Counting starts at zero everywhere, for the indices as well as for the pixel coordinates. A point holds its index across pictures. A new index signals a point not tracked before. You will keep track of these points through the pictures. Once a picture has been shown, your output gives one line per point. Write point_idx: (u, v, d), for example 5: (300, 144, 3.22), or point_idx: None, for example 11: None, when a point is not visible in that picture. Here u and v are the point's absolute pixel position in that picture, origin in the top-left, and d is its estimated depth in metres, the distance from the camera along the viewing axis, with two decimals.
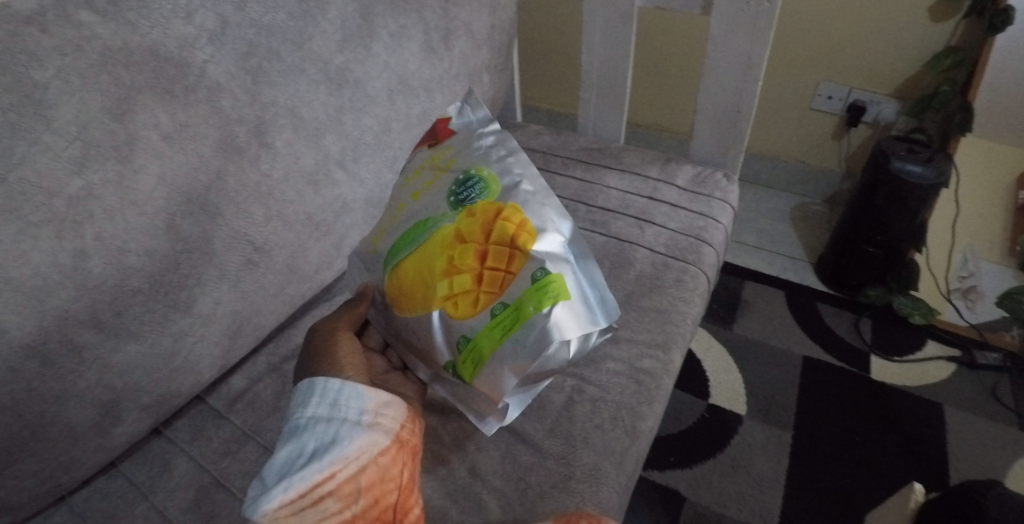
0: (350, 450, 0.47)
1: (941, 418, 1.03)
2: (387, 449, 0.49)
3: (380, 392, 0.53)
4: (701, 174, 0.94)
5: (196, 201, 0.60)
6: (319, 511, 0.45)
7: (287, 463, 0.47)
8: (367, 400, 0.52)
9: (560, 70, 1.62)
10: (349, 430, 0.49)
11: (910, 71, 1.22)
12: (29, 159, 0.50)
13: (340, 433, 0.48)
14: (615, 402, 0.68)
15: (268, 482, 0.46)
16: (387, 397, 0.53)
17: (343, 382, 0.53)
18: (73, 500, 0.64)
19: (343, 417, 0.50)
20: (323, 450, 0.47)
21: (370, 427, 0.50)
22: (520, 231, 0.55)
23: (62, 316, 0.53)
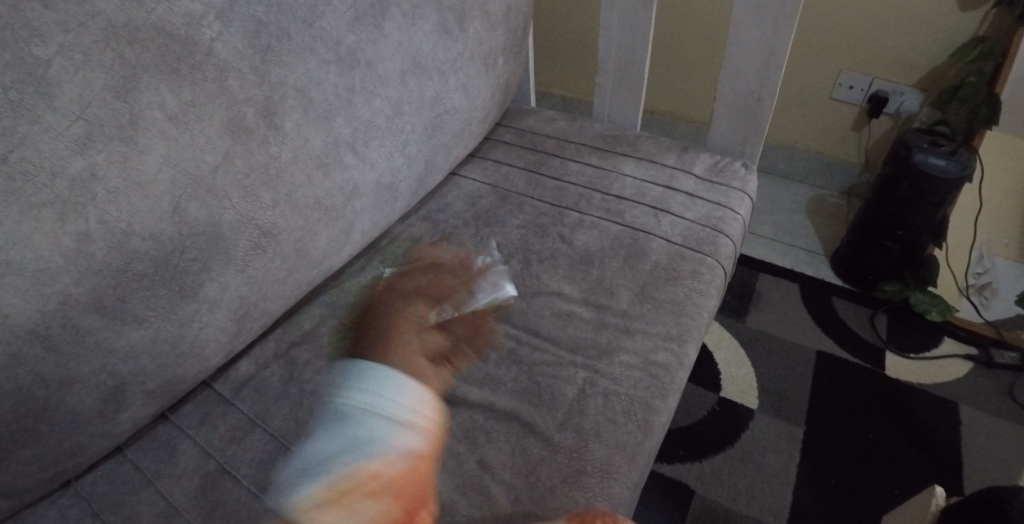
0: (382, 448, 0.61)
1: (956, 417, 1.01)
2: (414, 452, 0.62)
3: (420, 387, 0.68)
4: (719, 163, 0.92)
5: (203, 184, 0.59)
6: (348, 499, 0.58)
7: (317, 459, 0.62)
8: (407, 398, 0.66)
9: (575, 53, 1.58)
10: (385, 429, 0.63)
11: (937, 61, 1.18)
12: (31, 138, 0.49)
13: (375, 433, 0.62)
14: (628, 395, 0.66)
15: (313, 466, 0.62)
16: (421, 391, 0.67)
17: (385, 377, 0.67)
18: (79, 484, 0.63)
19: (382, 413, 0.64)
20: (356, 445, 0.61)
21: (406, 426, 0.64)
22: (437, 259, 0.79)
23: (65, 300, 0.52)
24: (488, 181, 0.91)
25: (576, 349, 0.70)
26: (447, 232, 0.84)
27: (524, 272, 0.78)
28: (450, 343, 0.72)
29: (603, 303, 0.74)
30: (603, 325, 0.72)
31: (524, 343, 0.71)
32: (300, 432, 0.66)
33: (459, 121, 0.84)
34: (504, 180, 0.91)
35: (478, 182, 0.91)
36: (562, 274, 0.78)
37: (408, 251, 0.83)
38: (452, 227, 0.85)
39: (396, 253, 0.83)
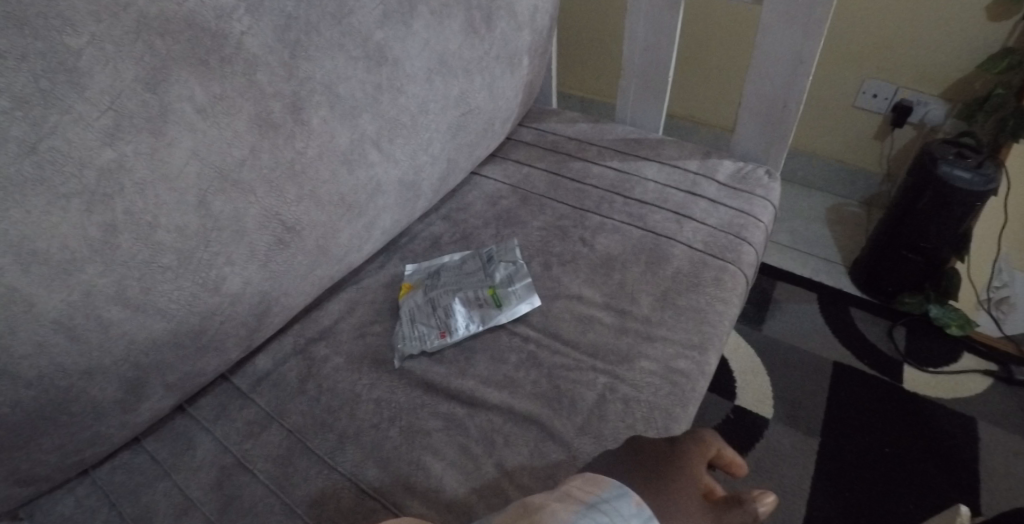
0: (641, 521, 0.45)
1: (974, 434, 1.00)
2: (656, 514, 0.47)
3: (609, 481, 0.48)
4: (743, 170, 0.91)
5: (229, 177, 0.59)
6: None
7: None
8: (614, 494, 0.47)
9: (599, 55, 1.57)
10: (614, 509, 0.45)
11: (964, 71, 1.16)
12: (62, 128, 0.50)
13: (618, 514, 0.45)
14: (648, 402, 0.66)
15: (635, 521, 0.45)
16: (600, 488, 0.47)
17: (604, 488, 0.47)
18: (97, 473, 0.63)
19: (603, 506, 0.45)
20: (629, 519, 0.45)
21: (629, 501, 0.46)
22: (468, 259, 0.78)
23: (90, 290, 0.52)
24: (509, 181, 0.90)
25: (596, 353, 0.70)
26: (467, 232, 0.84)
27: (545, 274, 0.78)
28: (470, 344, 0.72)
29: (624, 308, 0.74)
30: (624, 331, 0.72)
31: (544, 346, 0.71)
32: (318, 429, 0.65)
33: (484, 120, 0.83)
34: (526, 181, 0.90)
35: (499, 182, 0.90)
36: (583, 277, 0.77)
37: (428, 250, 0.83)
38: (473, 227, 0.84)
39: (416, 252, 0.83)
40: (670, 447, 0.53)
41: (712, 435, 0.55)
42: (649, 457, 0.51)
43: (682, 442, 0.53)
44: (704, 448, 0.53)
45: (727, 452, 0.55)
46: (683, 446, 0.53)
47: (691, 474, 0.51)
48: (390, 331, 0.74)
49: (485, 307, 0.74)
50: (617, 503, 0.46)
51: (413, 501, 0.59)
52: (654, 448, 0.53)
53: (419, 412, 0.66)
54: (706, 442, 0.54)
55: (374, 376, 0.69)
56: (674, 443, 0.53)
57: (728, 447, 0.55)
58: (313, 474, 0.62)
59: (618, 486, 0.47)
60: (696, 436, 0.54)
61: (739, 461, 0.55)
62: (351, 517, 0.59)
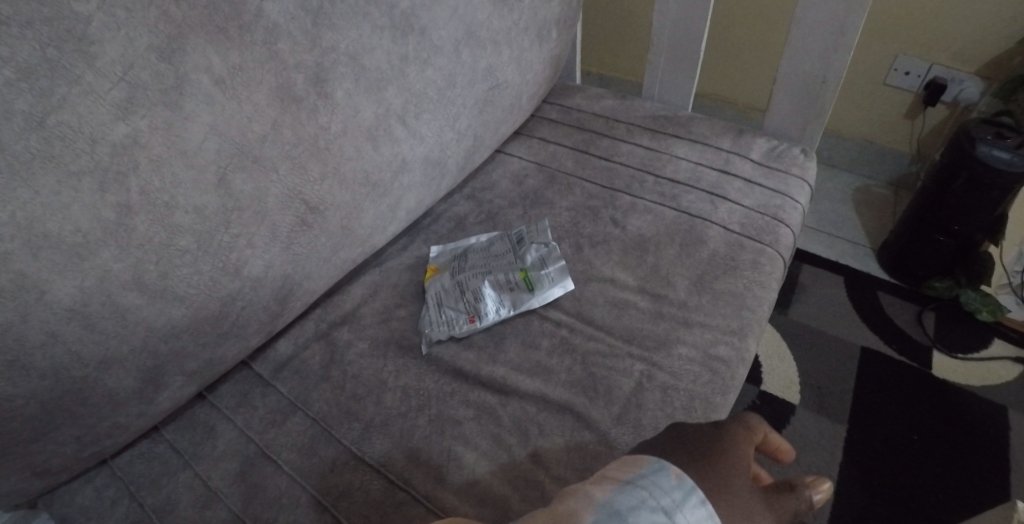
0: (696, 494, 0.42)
1: (1005, 422, 0.98)
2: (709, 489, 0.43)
3: (650, 460, 0.44)
4: (778, 148, 0.87)
5: (249, 154, 0.55)
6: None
7: None
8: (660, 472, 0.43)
9: (622, 37, 1.53)
10: (664, 487, 0.42)
11: (1004, 48, 1.11)
12: (70, 100, 0.46)
13: (668, 495, 0.41)
14: (687, 390, 0.63)
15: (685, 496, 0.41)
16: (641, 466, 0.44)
17: (646, 468, 0.43)
18: (115, 463, 0.61)
19: (650, 487, 0.41)
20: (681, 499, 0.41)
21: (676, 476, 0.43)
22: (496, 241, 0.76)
23: (105, 276, 0.49)
24: (535, 159, 0.87)
25: (632, 339, 0.67)
26: (493, 212, 0.81)
27: (575, 257, 0.75)
28: (500, 330, 0.69)
29: (659, 292, 0.71)
30: (660, 316, 0.69)
31: (578, 332, 0.68)
32: (344, 418, 0.63)
33: (511, 95, 0.79)
34: (552, 159, 0.86)
35: (524, 160, 0.87)
36: (615, 260, 0.74)
37: (453, 231, 0.80)
38: (499, 207, 0.81)
39: (441, 233, 0.80)
40: (716, 427, 0.49)
41: (759, 420, 0.50)
42: (692, 436, 0.48)
43: (729, 426, 0.49)
44: (752, 430, 0.49)
45: (776, 438, 0.51)
46: (730, 427, 0.49)
47: (740, 454, 0.47)
48: (417, 315, 0.71)
49: (516, 291, 0.71)
50: (656, 480, 0.42)
51: (445, 493, 0.57)
52: (698, 428, 0.49)
53: (449, 401, 0.63)
54: (755, 425, 0.50)
55: (401, 363, 0.67)
56: (720, 426, 0.49)
57: (776, 432, 0.51)
58: (339, 465, 0.59)
59: (657, 462, 0.44)
60: (742, 420, 0.50)
61: (788, 446, 0.51)
62: (381, 510, 0.56)
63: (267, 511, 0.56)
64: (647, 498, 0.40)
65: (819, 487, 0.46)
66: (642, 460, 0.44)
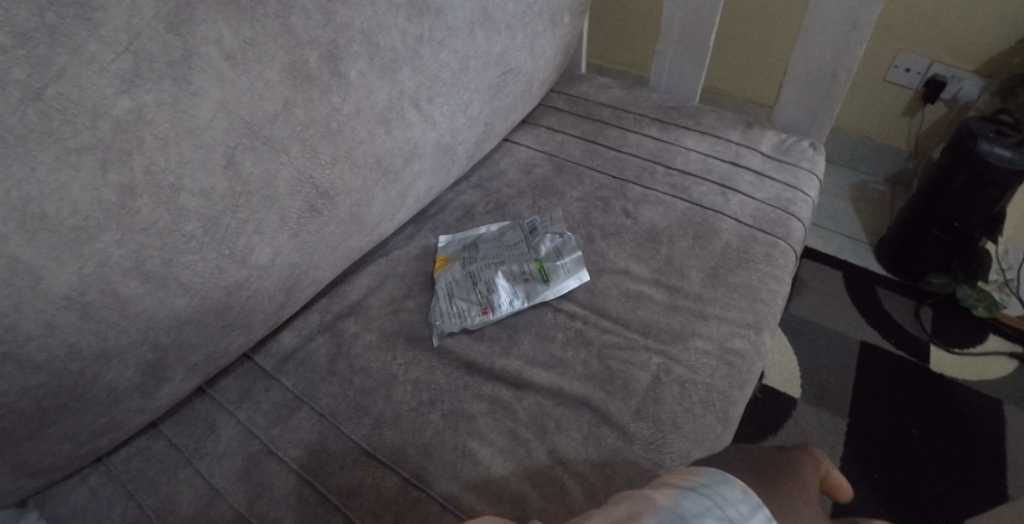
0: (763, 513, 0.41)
1: (1000, 417, 0.99)
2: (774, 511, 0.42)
3: (717, 471, 0.43)
4: (786, 141, 0.86)
5: (259, 134, 0.52)
6: None
7: None
8: (728, 485, 0.42)
9: (621, 34, 1.53)
10: (732, 502, 0.41)
11: (1002, 47, 1.13)
12: (71, 72, 0.43)
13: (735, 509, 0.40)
14: (705, 384, 0.61)
15: (752, 514, 0.40)
16: (707, 477, 0.43)
17: (712, 479, 0.42)
18: (112, 460, 0.58)
19: (717, 498, 0.40)
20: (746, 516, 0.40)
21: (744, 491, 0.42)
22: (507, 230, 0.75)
23: (106, 261, 0.46)
24: (543, 149, 0.85)
25: (648, 332, 0.65)
26: (502, 202, 0.79)
27: (588, 248, 0.73)
28: (513, 322, 0.67)
29: (674, 285, 0.69)
30: (676, 308, 0.67)
31: (593, 324, 0.66)
32: (352, 413, 0.60)
33: (523, 82, 0.77)
34: (560, 148, 0.85)
35: (532, 149, 0.86)
36: (629, 251, 0.73)
37: (461, 221, 0.78)
38: (507, 197, 0.80)
39: (449, 222, 0.78)
40: (781, 458, 0.47)
41: (823, 454, 0.49)
42: (760, 465, 0.45)
43: (796, 454, 0.48)
44: (815, 468, 0.47)
45: (836, 477, 0.49)
46: (795, 461, 0.47)
47: (808, 495, 0.44)
48: (426, 306, 0.69)
49: (531, 282, 0.69)
50: (721, 490, 0.41)
51: (460, 490, 0.54)
52: (764, 458, 0.46)
53: (462, 395, 0.61)
54: (816, 462, 0.48)
55: (410, 356, 0.64)
56: (787, 451, 0.48)
57: (835, 470, 0.49)
58: (349, 461, 0.57)
59: (720, 473, 0.43)
60: (808, 450, 0.49)
61: (845, 487, 0.49)
62: (393, 510, 0.53)
63: (274, 511, 0.54)
64: (713, 506, 0.40)
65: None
66: (707, 469, 0.43)
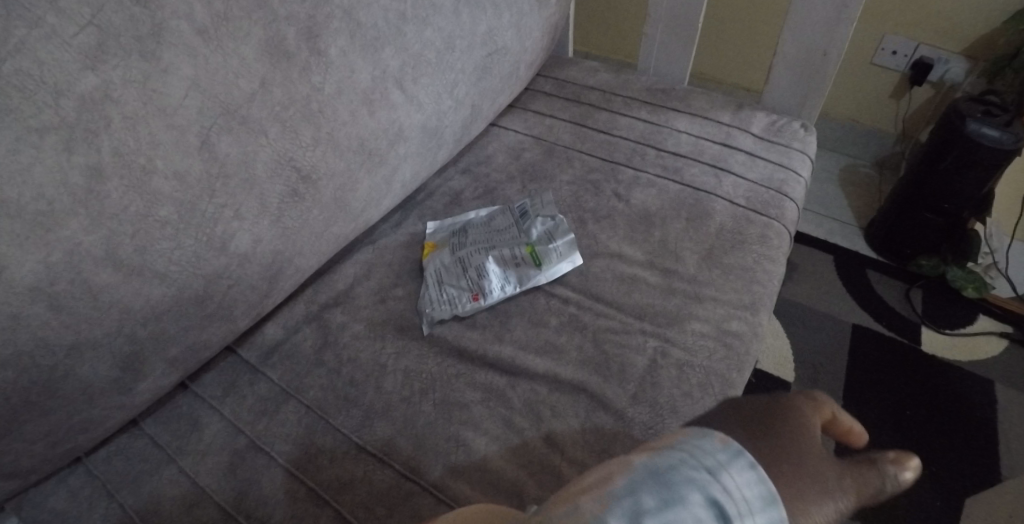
0: (749, 461, 0.35)
1: (992, 397, 0.99)
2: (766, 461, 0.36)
3: (699, 427, 0.38)
4: (777, 122, 0.85)
5: (235, 115, 0.50)
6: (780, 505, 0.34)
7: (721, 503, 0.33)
8: (710, 438, 0.36)
9: (609, 21, 1.52)
10: (711, 454, 0.35)
11: (988, 28, 1.13)
12: (30, 46, 0.40)
13: (715, 462, 0.35)
14: (704, 367, 0.59)
15: (737, 465, 0.35)
16: (686, 434, 0.37)
17: (691, 436, 0.37)
18: (90, 461, 0.55)
19: (693, 454, 0.35)
20: (729, 467, 0.34)
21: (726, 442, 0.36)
22: (498, 214, 0.73)
23: (74, 249, 0.43)
24: (532, 133, 0.84)
25: (643, 315, 0.64)
26: (491, 187, 0.78)
27: (580, 231, 0.72)
28: (506, 308, 0.65)
29: (668, 267, 0.68)
30: (671, 291, 0.65)
31: (587, 309, 0.64)
32: (341, 405, 0.58)
33: (510, 64, 0.75)
34: (549, 132, 0.84)
35: (521, 134, 0.84)
36: (621, 234, 0.71)
37: (449, 207, 0.76)
38: (497, 182, 0.78)
39: (437, 209, 0.76)
40: (774, 406, 0.40)
41: (827, 397, 0.43)
42: (747, 418, 0.39)
43: (796, 400, 0.41)
44: (814, 412, 0.41)
45: (844, 419, 0.43)
46: (788, 407, 0.40)
47: (807, 447, 0.38)
48: (416, 294, 0.67)
49: (522, 267, 0.67)
50: (698, 441, 0.36)
51: (455, 481, 0.52)
52: (750, 407, 0.39)
53: (454, 384, 0.59)
54: (820, 406, 0.42)
55: (400, 345, 0.62)
56: (785, 399, 0.41)
57: (844, 413, 0.43)
58: (339, 455, 0.54)
59: (699, 428, 0.38)
60: (809, 395, 0.42)
61: (856, 429, 0.43)
62: (386, 503, 0.51)
63: (261, 509, 0.51)
64: (687, 457, 0.35)
65: (905, 464, 0.39)
66: (688, 427, 0.38)
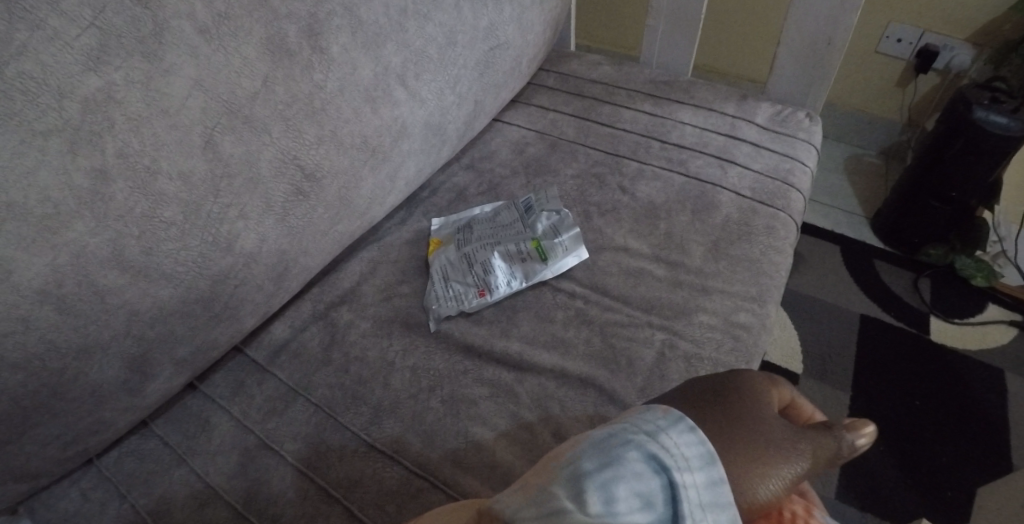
0: (685, 424, 0.35)
1: (1002, 386, 0.99)
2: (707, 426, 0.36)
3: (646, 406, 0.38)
4: (782, 112, 0.84)
5: (238, 114, 0.50)
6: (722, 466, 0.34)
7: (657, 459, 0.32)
8: (651, 412, 0.37)
9: (611, 15, 1.52)
10: (647, 421, 0.35)
11: (994, 14, 1.12)
12: (33, 48, 0.40)
13: (653, 426, 0.35)
14: (712, 359, 0.59)
15: (673, 427, 0.35)
16: (630, 413, 0.38)
17: (634, 412, 0.37)
18: (102, 463, 0.56)
19: (633, 423, 0.35)
20: (666, 429, 0.34)
21: (665, 412, 0.36)
22: (500, 208, 0.73)
23: (81, 252, 0.43)
24: (535, 128, 0.84)
25: (650, 308, 0.63)
26: (494, 182, 0.78)
27: (585, 225, 0.71)
28: (512, 303, 0.65)
29: (675, 259, 0.67)
30: (677, 284, 0.65)
31: (593, 303, 0.64)
32: (349, 403, 0.58)
33: (512, 59, 0.75)
34: (552, 127, 0.83)
35: (524, 128, 0.84)
36: (627, 227, 0.71)
37: (453, 204, 0.76)
38: (500, 177, 0.78)
39: (441, 206, 0.76)
40: (734, 380, 0.44)
41: (783, 379, 0.46)
42: (701, 392, 0.43)
43: (753, 377, 0.45)
44: (770, 386, 0.45)
45: (800, 403, 0.46)
46: (743, 380, 0.44)
47: (758, 411, 0.41)
48: (421, 291, 0.66)
49: (528, 261, 0.67)
50: (639, 415, 0.37)
51: (464, 477, 0.52)
52: (704, 381, 0.44)
53: (462, 380, 0.59)
54: (778, 387, 0.45)
55: (407, 342, 0.62)
56: (743, 374, 0.45)
57: (799, 397, 0.47)
58: (348, 453, 0.54)
59: (645, 406, 0.38)
60: (765, 375, 0.46)
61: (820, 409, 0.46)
62: (396, 500, 0.51)
63: (272, 508, 0.51)
64: (627, 426, 0.35)
65: (861, 431, 0.43)
66: (633, 408, 0.39)
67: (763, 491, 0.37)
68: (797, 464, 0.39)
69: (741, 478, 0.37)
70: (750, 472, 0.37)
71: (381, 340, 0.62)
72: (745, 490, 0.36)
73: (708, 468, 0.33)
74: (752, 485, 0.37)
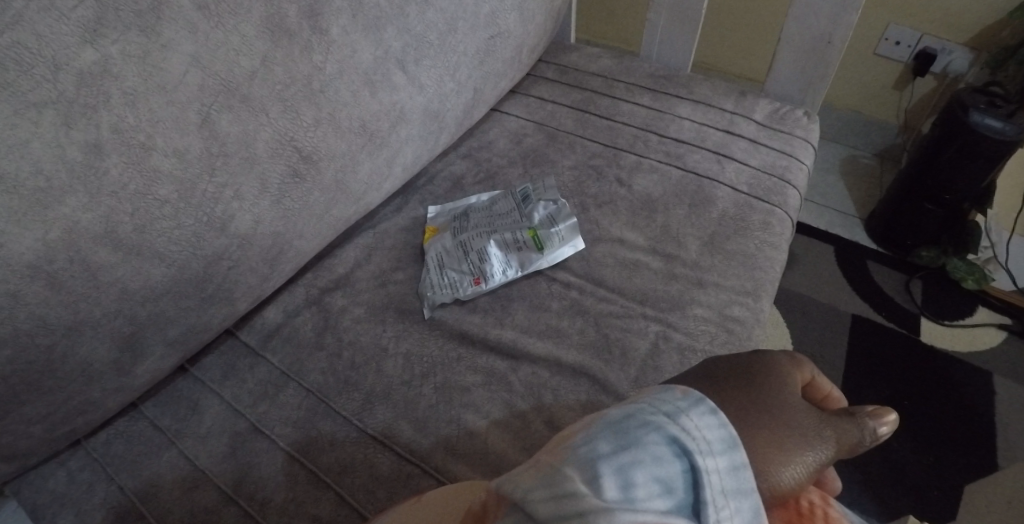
0: (706, 406, 0.35)
1: (991, 388, 0.99)
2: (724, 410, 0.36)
3: (664, 386, 0.38)
4: (780, 110, 0.84)
5: (236, 92, 0.49)
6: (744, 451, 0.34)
7: (674, 444, 0.33)
8: (669, 393, 0.37)
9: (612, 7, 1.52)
10: (670, 406, 0.35)
11: (991, 20, 1.13)
12: (27, 18, 0.39)
13: (675, 411, 0.35)
14: (705, 351, 0.59)
15: (691, 411, 0.34)
16: (649, 394, 0.38)
17: (653, 392, 0.37)
18: (91, 444, 0.55)
19: (653, 406, 0.35)
20: (685, 414, 0.34)
21: (685, 393, 0.36)
22: (507, 196, 0.73)
23: (71, 228, 0.43)
24: (533, 118, 0.84)
25: (645, 301, 0.63)
26: (492, 171, 0.78)
27: (582, 217, 0.71)
28: (506, 292, 0.65)
29: (670, 253, 0.67)
30: (673, 277, 0.65)
31: (588, 294, 0.64)
32: (341, 388, 0.57)
33: (512, 47, 0.75)
34: (550, 118, 0.83)
35: (522, 119, 0.84)
36: (623, 219, 0.71)
37: (450, 192, 0.76)
38: (497, 167, 0.78)
39: (438, 193, 0.76)
40: (752, 364, 0.44)
41: (803, 360, 0.46)
42: (722, 373, 0.44)
43: (772, 360, 0.44)
44: (793, 370, 0.44)
45: (821, 383, 0.46)
46: (767, 362, 0.44)
47: (782, 397, 0.41)
48: (416, 278, 0.66)
49: (524, 251, 0.67)
50: (658, 395, 0.37)
51: (455, 463, 0.52)
52: (725, 367, 0.44)
53: (455, 367, 0.59)
54: (798, 368, 0.45)
55: (401, 328, 0.62)
56: (760, 359, 0.45)
57: (820, 376, 0.46)
58: (339, 438, 0.54)
59: (664, 387, 0.38)
60: (785, 356, 0.45)
61: (837, 394, 0.46)
62: (386, 487, 0.51)
63: (262, 493, 0.51)
64: (646, 407, 0.35)
65: (883, 419, 0.42)
66: (651, 389, 0.39)
67: (786, 478, 0.37)
68: (817, 449, 0.39)
69: (765, 465, 0.37)
70: (772, 458, 0.37)
71: (374, 326, 0.62)
72: (769, 475, 0.37)
73: (730, 453, 0.33)
74: (775, 471, 0.37)
